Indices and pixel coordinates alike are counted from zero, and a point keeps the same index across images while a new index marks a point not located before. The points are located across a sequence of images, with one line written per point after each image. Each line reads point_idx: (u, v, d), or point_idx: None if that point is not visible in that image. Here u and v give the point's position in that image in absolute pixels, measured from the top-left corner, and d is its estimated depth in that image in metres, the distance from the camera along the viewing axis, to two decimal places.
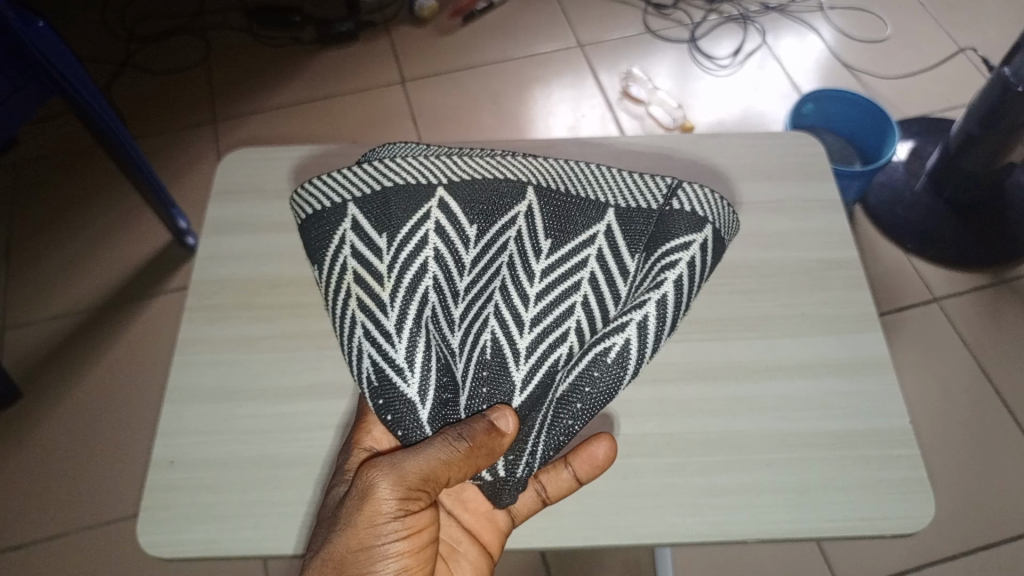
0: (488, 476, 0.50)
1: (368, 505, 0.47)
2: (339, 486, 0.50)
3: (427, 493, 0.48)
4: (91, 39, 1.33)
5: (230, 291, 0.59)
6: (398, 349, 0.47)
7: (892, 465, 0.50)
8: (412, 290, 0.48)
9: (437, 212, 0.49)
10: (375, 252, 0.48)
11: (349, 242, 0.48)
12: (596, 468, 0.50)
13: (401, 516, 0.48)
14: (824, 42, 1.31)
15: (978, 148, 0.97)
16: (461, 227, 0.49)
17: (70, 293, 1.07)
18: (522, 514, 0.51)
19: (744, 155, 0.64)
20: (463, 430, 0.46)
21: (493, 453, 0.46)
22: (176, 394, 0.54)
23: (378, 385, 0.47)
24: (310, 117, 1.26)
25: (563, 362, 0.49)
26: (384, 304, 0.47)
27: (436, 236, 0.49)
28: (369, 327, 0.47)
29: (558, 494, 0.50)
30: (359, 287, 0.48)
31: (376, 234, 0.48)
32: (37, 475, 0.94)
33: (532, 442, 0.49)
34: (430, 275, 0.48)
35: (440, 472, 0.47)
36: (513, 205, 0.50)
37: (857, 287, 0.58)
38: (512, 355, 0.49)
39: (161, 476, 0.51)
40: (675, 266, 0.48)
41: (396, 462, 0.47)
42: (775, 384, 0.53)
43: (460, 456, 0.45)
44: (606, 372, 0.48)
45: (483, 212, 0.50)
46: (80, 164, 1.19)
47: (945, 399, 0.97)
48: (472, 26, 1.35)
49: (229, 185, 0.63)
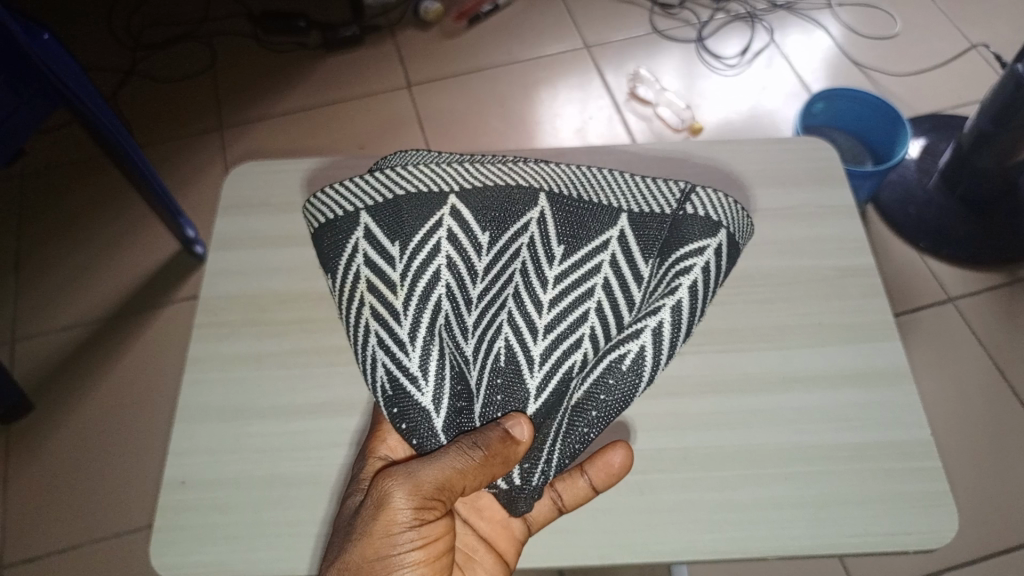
0: (503, 484, 0.50)
1: (383, 515, 0.47)
2: (355, 496, 0.49)
3: (443, 503, 0.48)
4: (96, 48, 1.33)
5: (239, 307, 0.58)
6: (411, 357, 0.46)
7: (912, 478, 0.49)
8: (425, 299, 0.47)
9: (449, 220, 0.48)
10: (388, 261, 0.48)
11: (361, 250, 0.48)
12: (613, 477, 0.49)
13: (416, 526, 0.48)
14: (834, 39, 1.30)
15: (991, 146, 0.96)
16: (473, 234, 0.48)
17: (79, 303, 1.07)
18: (537, 523, 0.50)
19: (757, 161, 0.63)
20: (477, 439, 0.45)
21: (508, 462, 0.45)
22: (186, 413, 0.54)
23: (392, 394, 0.47)
24: (316, 123, 1.26)
25: (577, 369, 0.48)
26: (397, 313, 0.47)
27: (448, 244, 0.48)
28: (382, 336, 0.47)
29: (574, 502, 0.49)
30: (372, 295, 0.47)
31: (389, 243, 0.48)
32: (48, 487, 0.94)
33: (547, 450, 0.49)
34: (442, 283, 0.47)
35: (455, 482, 0.46)
36: (526, 211, 0.49)
37: (874, 295, 0.57)
38: (526, 362, 0.48)
39: (172, 496, 0.51)
40: (689, 271, 0.48)
41: (411, 471, 0.47)
42: (792, 395, 0.53)
43: (475, 466, 0.45)
44: (621, 380, 0.47)
45: (495, 218, 0.49)
46: (89, 173, 1.19)
47: (962, 400, 0.96)
48: (478, 29, 1.35)
49: (237, 199, 0.63)
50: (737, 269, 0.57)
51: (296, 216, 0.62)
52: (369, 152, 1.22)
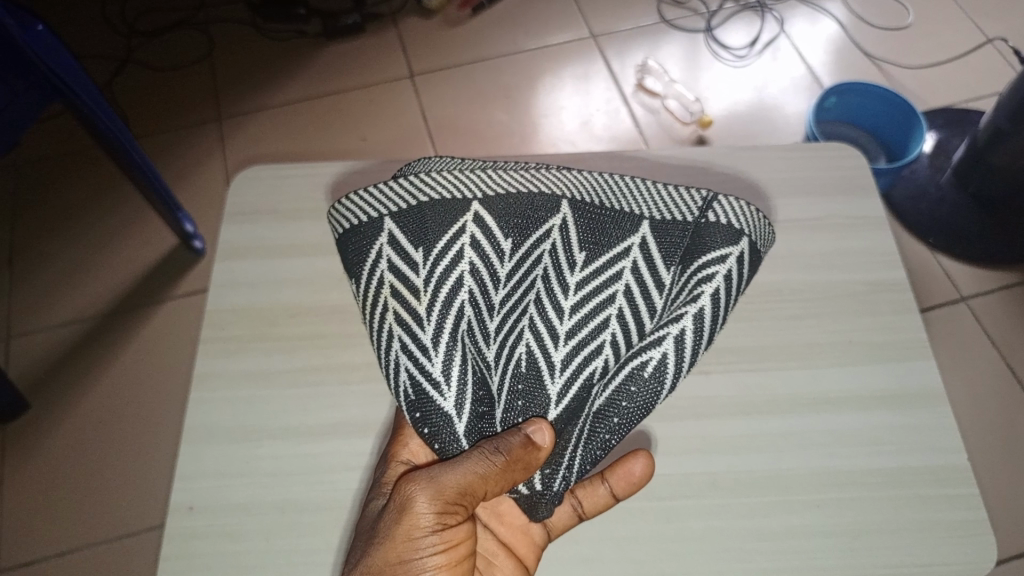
0: (524, 489, 0.49)
1: (405, 519, 0.46)
2: (377, 500, 0.48)
3: (465, 507, 0.47)
4: (91, 35, 1.29)
5: (247, 321, 0.56)
6: (434, 362, 0.45)
7: (948, 507, 0.48)
8: (448, 305, 0.46)
9: (472, 227, 0.47)
10: (412, 266, 0.46)
11: (385, 256, 0.46)
12: (633, 485, 0.48)
13: (438, 530, 0.47)
14: (845, 31, 1.27)
15: (1006, 145, 0.94)
16: (496, 241, 0.47)
17: (75, 300, 1.04)
18: (556, 529, 0.49)
19: (784, 168, 0.61)
20: (498, 444, 0.44)
21: (529, 468, 0.44)
22: (193, 434, 0.52)
23: (414, 399, 0.46)
24: (317, 114, 1.23)
25: (599, 376, 0.47)
26: (420, 318, 0.45)
27: (471, 251, 0.47)
28: (405, 341, 0.45)
29: (594, 510, 0.49)
30: (395, 300, 0.46)
31: (412, 248, 0.46)
32: (49, 487, 0.92)
33: (569, 455, 0.48)
34: (465, 289, 0.46)
35: (477, 487, 0.45)
36: (548, 217, 0.48)
37: (906, 310, 0.55)
38: (547, 367, 0.47)
39: (180, 523, 0.49)
40: (711, 279, 0.46)
41: (434, 476, 0.46)
42: (823, 418, 0.51)
43: (497, 470, 0.44)
44: (643, 387, 0.46)
45: (517, 225, 0.47)
46: (83, 165, 1.16)
47: (983, 401, 0.94)
48: (482, 17, 1.31)
49: (242, 205, 0.60)
50: (761, 288, 0.56)
51: (306, 223, 0.60)
52: (370, 145, 1.20)
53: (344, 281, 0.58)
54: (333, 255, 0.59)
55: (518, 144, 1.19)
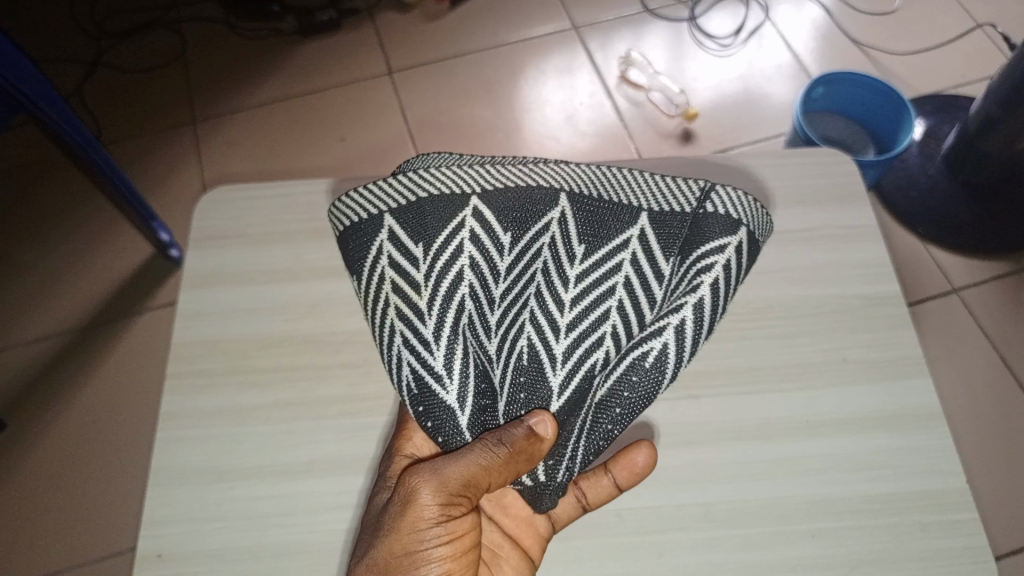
0: (528, 480, 0.48)
1: (409, 512, 0.45)
2: (382, 494, 0.47)
3: (470, 499, 0.46)
4: (57, 37, 1.25)
5: (221, 352, 0.54)
6: (436, 356, 0.43)
7: (949, 532, 0.48)
8: (449, 299, 0.43)
9: (471, 221, 0.45)
10: (412, 261, 0.44)
11: (385, 253, 0.44)
12: (637, 475, 0.49)
13: (443, 522, 0.45)
14: (831, 17, 1.24)
15: (998, 131, 0.91)
16: (495, 234, 0.45)
17: (49, 317, 1.01)
18: (561, 520, 0.49)
19: (774, 175, 0.59)
20: (501, 435, 0.42)
21: (533, 459, 0.43)
22: (161, 476, 0.50)
23: (418, 394, 0.44)
24: (294, 115, 1.20)
25: (600, 368, 0.45)
26: (421, 313, 0.43)
27: (471, 244, 0.45)
28: (407, 335, 0.43)
29: (598, 500, 0.49)
30: (396, 296, 0.44)
31: (412, 244, 0.44)
32: (26, 508, 0.90)
33: (573, 446, 0.46)
34: (465, 284, 0.44)
35: (480, 478, 0.44)
36: (546, 211, 0.46)
37: (902, 328, 0.54)
38: (548, 360, 0.45)
39: (150, 571, 0.47)
40: (710, 269, 0.44)
41: (437, 467, 0.45)
42: (817, 442, 0.50)
43: (500, 461, 0.42)
44: (645, 377, 0.44)
45: (517, 218, 0.45)
46: (54, 172, 1.13)
47: (976, 398, 0.93)
48: (461, 10, 1.27)
49: (209, 229, 0.57)
50: (749, 309, 0.55)
51: (278, 247, 0.57)
52: (350, 146, 1.17)
53: (318, 308, 0.56)
54: (310, 280, 0.56)
55: (501, 142, 1.17)
